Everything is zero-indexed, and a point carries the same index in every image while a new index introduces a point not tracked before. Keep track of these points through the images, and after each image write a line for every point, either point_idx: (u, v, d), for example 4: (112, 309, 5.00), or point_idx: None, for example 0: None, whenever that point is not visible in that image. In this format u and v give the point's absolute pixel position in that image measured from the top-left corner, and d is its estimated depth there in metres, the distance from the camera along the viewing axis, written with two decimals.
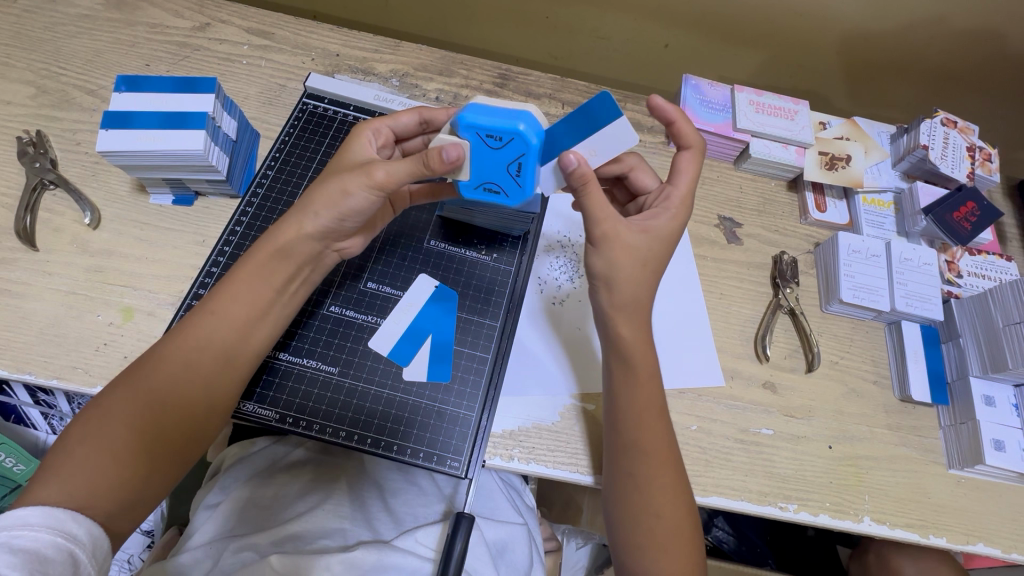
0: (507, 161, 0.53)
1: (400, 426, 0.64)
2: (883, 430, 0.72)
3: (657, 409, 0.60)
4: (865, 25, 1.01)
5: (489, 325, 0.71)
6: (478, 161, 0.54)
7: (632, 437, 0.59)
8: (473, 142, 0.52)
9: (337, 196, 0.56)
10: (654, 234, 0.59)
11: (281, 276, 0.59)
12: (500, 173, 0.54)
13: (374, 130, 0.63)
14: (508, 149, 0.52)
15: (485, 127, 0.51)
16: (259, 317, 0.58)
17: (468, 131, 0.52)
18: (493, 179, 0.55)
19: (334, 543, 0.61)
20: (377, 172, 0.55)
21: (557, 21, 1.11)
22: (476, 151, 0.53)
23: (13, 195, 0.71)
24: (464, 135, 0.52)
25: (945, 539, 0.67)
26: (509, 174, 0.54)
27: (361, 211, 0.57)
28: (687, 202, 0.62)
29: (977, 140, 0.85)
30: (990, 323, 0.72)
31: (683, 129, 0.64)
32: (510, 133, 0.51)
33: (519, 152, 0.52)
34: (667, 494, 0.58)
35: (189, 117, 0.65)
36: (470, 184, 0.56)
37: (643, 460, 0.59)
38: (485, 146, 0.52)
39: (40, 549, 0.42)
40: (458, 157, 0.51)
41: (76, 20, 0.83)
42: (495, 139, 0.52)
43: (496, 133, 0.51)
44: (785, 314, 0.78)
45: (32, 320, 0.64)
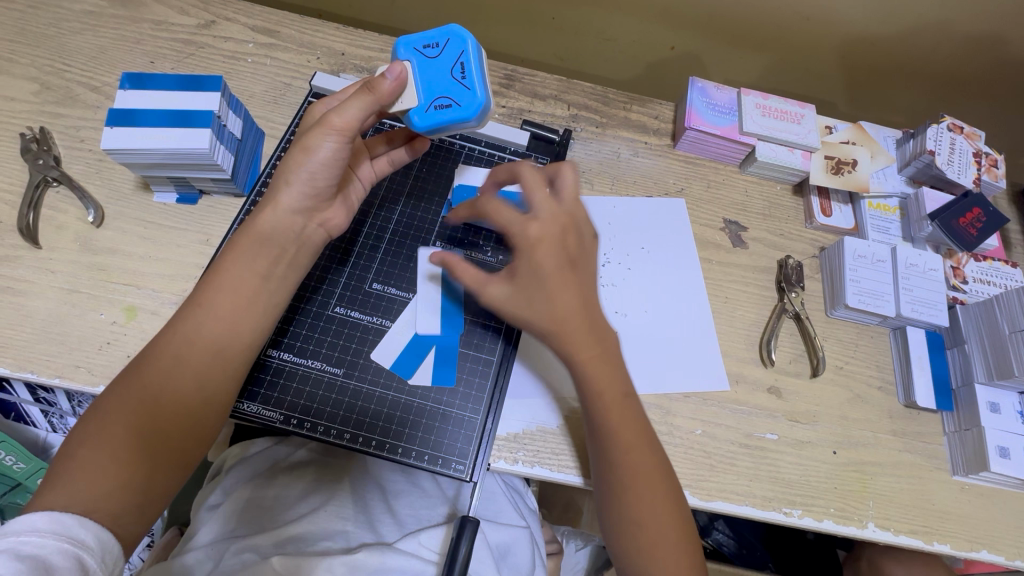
0: (449, 64, 0.58)
1: (405, 429, 0.63)
2: (887, 436, 0.72)
3: (637, 421, 0.59)
4: (871, 30, 1.01)
5: (494, 327, 0.70)
6: (423, 76, 0.58)
7: (615, 453, 0.58)
8: (415, 58, 0.58)
9: (301, 155, 0.56)
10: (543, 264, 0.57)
11: (263, 260, 0.58)
12: (445, 83, 0.58)
13: (327, 101, 0.63)
14: (446, 53, 0.58)
15: (419, 41, 0.59)
16: (247, 307, 0.58)
17: (406, 49, 0.59)
18: (443, 93, 0.58)
19: (337, 545, 0.60)
20: (332, 119, 0.55)
21: (562, 22, 1.11)
22: (420, 66, 0.58)
23: (16, 192, 0.71)
24: (405, 57, 0.59)
25: (948, 545, 0.67)
26: (453, 79, 0.58)
27: (327, 165, 0.57)
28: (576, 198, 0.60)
29: (983, 146, 0.85)
30: (996, 330, 0.72)
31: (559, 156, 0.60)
32: (445, 39, 0.59)
33: (456, 51, 0.58)
34: (660, 499, 0.58)
35: (194, 116, 0.65)
36: (421, 107, 0.58)
37: (631, 469, 0.58)
38: (424, 56, 0.58)
39: (45, 556, 0.42)
40: (400, 74, 0.56)
41: (80, 16, 0.82)
42: (432, 48, 0.58)
43: (433, 42, 0.59)
44: (790, 319, 0.78)
45: (34, 317, 0.64)
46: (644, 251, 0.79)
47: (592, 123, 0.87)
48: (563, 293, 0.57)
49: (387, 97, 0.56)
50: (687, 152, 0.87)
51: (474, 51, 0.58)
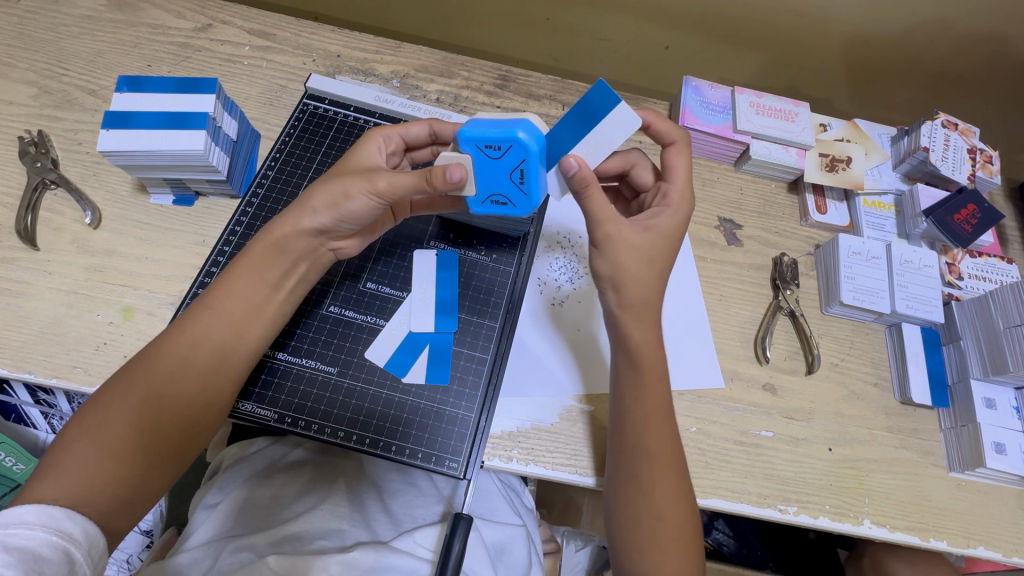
0: (509, 169, 0.54)
1: (398, 427, 0.64)
2: (883, 432, 0.72)
3: (662, 413, 0.60)
4: (866, 28, 1.01)
5: (488, 326, 0.71)
6: (481, 173, 0.55)
7: (637, 437, 0.59)
8: (474, 155, 0.53)
9: (336, 198, 0.57)
10: (658, 234, 0.59)
11: (275, 271, 0.59)
12: (503, 183, 0.55)
13: (385, 137, 0.63)
14: (508, 157, 0.53)
15: (482, 138, 0.52)
16: (255, 314, 0.59)
17: (468, 144, 0.53)
18: (500, 190, 0.56)
19: (332, 543, 0.61)
20: (378, 180, 0.55)
21: (557, 22, 1.12)
22: (478, 164, 0.54)
23: (14, 195, 0.71)
24: (465, 150, 0.53)
25: (944, 542, 0.67)
26: (511, 181, 0.55)
27: (360, 216, 0.58)
28: (687, 196, 0.62)
29: (978, 142, 0.85)
30: (991, 325, 0.72)
31: (664, 128, 0.64)
32: (509, 141, 0.52)
33: (519, 158, 0.53)
34: (668, 495, 0.58)
35: (189, 117, 0.65)
36: (476, 199, 0.57)
37: (647, 463, 0.58)
38: (486, 157, 0.53)
39: (35, 548, 0.42)
40: (462, 177, 0.51)
41: (78, 20, 0.83)
42: (494, 149, 0.53)
43: (495, 142, 0.52)
44: (785, 316, 0.78)
45: (31, 319, 0.65)
46: None
47: None
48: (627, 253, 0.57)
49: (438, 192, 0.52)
50: None
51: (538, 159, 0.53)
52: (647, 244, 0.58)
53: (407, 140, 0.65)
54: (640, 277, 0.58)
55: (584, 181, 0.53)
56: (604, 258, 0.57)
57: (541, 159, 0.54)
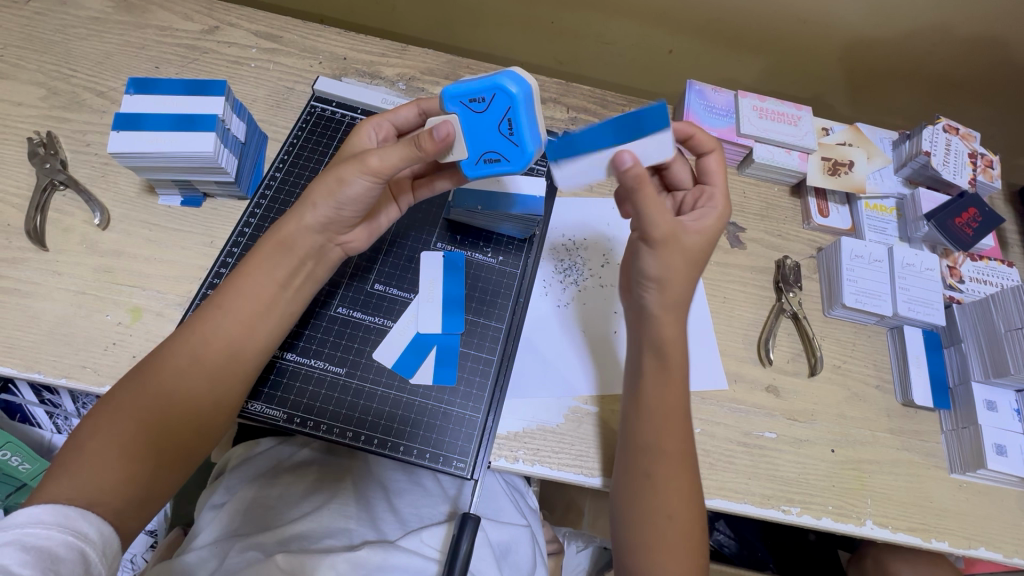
0: (497, 120, 0.54)
1: (406, 427, 0.64)
2: (885, 434, 0.73)
3: (672, 416, 0.61)
4: (868, 32, 1.02)
5: (495, 327, 0.71)
6: (470, 131, 0.55)
7: (650, 439, 0.60)
8: (461, 111, 0.55)
9: (334, 185, 0.57)
10: (707, 234, 0.60)
11: (283, 270, 0.60)
12: (493, 136, 0.55)
13: (375, 125, 0.63)
14: (494, 107, 0.53)
15: (465, 94, 0.53)
16: (264, 314, 0.59)
17: (452, 102, 0.54)
18: (492, 146, 0.56)
19: (339, 543, 0.61)
20: (369, 159, 0.55)
21: (561, 26, 1.12)
22: (466, 121, 0.55)
23: (23, 196, 0.72)
24: (450, 108, 0.55)
25: (945, 543, 0.68)
26: (501, 134, 0.55)
27: (358, 199, 0.57)
28: (726, 199, 0.63)
29: (979, 146, 0.86)
30: (992, 328, 0.72)
31: (700, 136, 0.65)
32: (492, 91, 0.52)
33: (504, 106, 0.53)
34: (672, 497, 0.58)
35: (199, 119, 0.66)
36: (470, 160, 0.57)
37: (657, 465, 0.59)
38: (472, 111, 0.54)
39: (51, 547, 0.43)
40: (449, 135, 0.52)
41: (86, 22, 0.84)
42: (478, 102, 0.53)
43: (478, 95, 0.53)
44: (788, 319, 0.78)
45: (40, 319, 0.65)
46: None
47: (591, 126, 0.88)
48: (678, 257, 0.58)
49: (428, 154, 0.53)
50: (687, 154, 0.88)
51: (523, 103, 0.53)
52: (701, 243, 0.60)
53: (398, 125, 0.65)
54: (683, 279, 0.59)
55: (639, 177, 0.53)
56: (656, 254, 0.58)
57: (527, 104, 0.53)
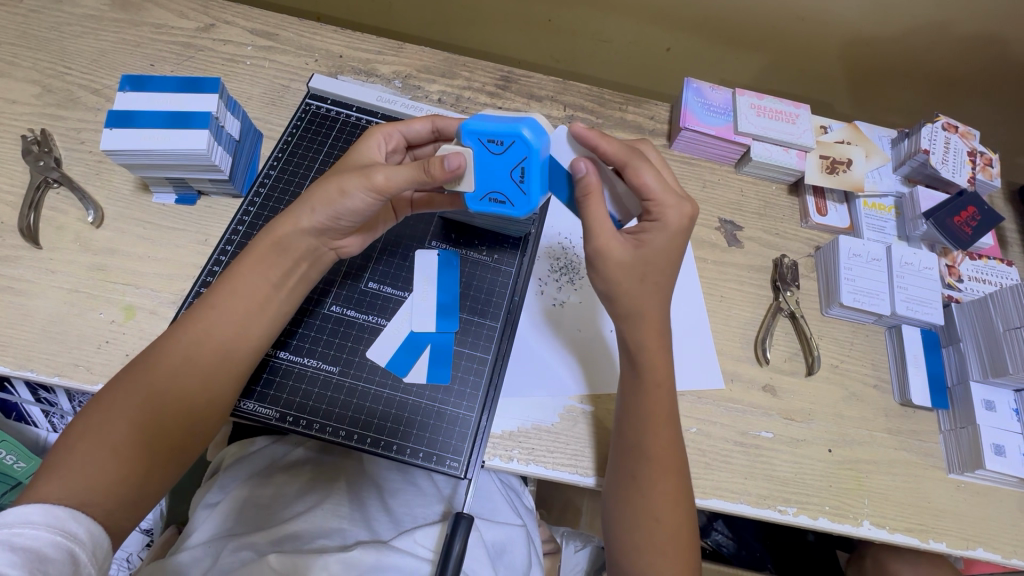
0: (510, 166, 0.54)
1: (400, 426, 0.64)
2: (883, 434, 0.72)
3: (667, 416, 0.60)
4: (867, 30, 1.02)
5: (489, 325, 0.71)
6: (481, 168, 0.56)
7: (643, 439, 0.59)
8: (477, 148, 0.54)
9: (334, 195, 0.57)
10: (649, 249, 0.57)
11: (278, 270, 0.60)
12: (503, 180, 0.56)
13: (385, 135, 0.63)
14: (509, 153, 0.53)
15: (484, 132, 0.53)
16: (258, 313, 0.59)
17: (470, 137, 0.54)
18: (499, 188, 0.56)
19: (333, 543, 0.61)
20: (375, 176, 0.54)
21: (559, 24, 1.12)
22: (480, 159, 0.55)
23: (18, 194, 0.71)
24: (467, 142, 0.54)
25: (943, 543, 0.67)
26: (512, 180, 0.55)
27: (356, 212, 0.57)
28: (672, 211, 0.56)
29: (978, 145, 0.85)
30: (991, 328, 0.72)
31: (610, 148, 0.55)
32: (511, 138, 0.52)
33: (521, 155, 0.53)
34: (667, 498, 0.58)
35: (193, 117, 0.65)
36: (475, 195, 0.58)
37: (651, 466, 0.58)
38: (488, 152, 0.54)
39: (39, 548, 0.42)
40: (460, 165, 0.52)
41: (81, 20, 0.83)
42: (496, 144, 0.53)
43: (497, 138, 0.53)
44: (785, 318, 0.78)
45: (33, 317, 0.65)
46: None
47: (588, 124, 0.88)
48: (616, 271, 0.57)
49: (437, 182, 0.53)
50: (684, 152, 0.87)
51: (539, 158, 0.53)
52: (646, 254, 0.57)
53: (409, 136, 0.64)
54: (634, 292, 0.58)
55: (587, 189, 0.55)
56: (603, 271, 0.57)
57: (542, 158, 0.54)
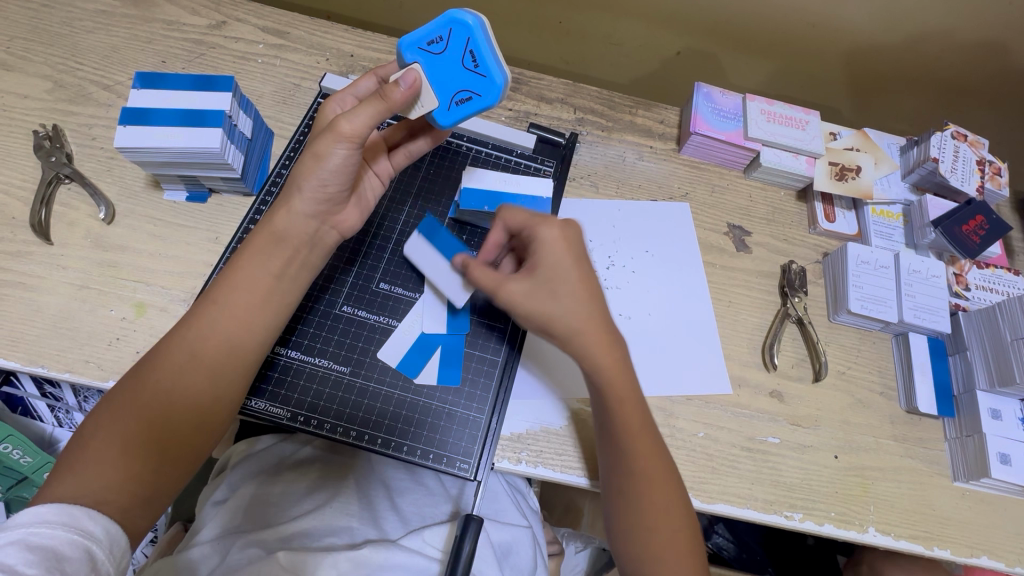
0: (460, 54, 0.57)
1: (410, 427, 0.64)
2: (889, 441, 0.73)
3: (645, 420, 0.60)
4: (876, 36, 1.02)
5: (500, 328, 0.71)
6: (437, 74, 0.58)
7: (626, 445, 0.59)
8: (421, 59, 0.57)
9: (312, 162, 0.56)
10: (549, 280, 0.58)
11: (279, 261, 0.59)
12: (460, 74, 0.57)
13: (338, 100, 0.63)
14: (453, 42, 0.57)
15: (422, 38, 0.56)
16: (266, 307, 0.59)
17: (411, 51, 0.57)
18: (461, 85, 0.58)
19: (341, 541, 0.61)
20: (340, 125, 0.54)
21: (568, 26, 1.12)
22: (430, 66, 0.57)
23: (29, 189, 0.71)
24: (411, 58, 0.57)
25: (949, 551, 0.68)
26: (467, 69, 0.57)
27: (340, 170, 0.57)
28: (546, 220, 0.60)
29: (987, 154, 0.85)
30: (998, 338, 0.72)
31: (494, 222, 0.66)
32: (447, 28, 0.56)
33: (464, 39, 0.56)
34: (661, 504, 0.58)
35: (207, 115, 0.65)
36: (445, 106, 0.59)
37: (640, 472, 0.58)
38: (434, 53, 0.57)
39: (56, 546, 0.42)
40: (414, 80, 0.55)
41: (93, 15, 0.83)
42: (436, 43, 0.57)
43: (434, 37, 0.56)
44: (792, 323, 0.78)
45: (44, 313, 0.65)
46: (648, 255, 0.80)
47: (598, 127, 0.88)
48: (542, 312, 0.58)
49: (397, 106, 0.54)
50: (693, 156, 0.88)
51: (480, 32, 0.56)
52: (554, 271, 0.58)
53: (362, 97, 0.63)
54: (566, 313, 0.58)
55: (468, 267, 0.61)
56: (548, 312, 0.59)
57: (485, 36, 0.57)
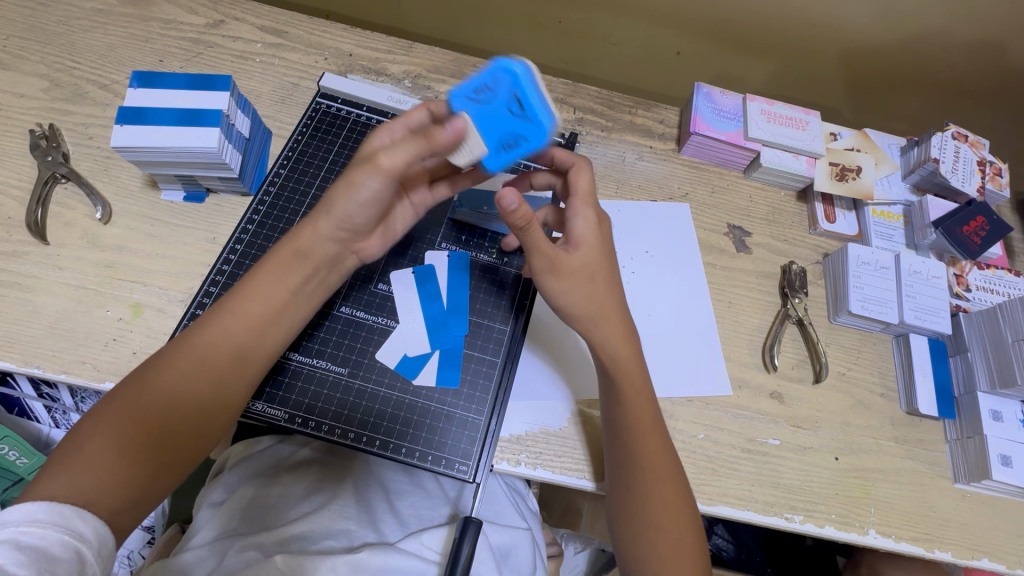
0: (506, 101, 0.50)
1: (408, 429, 0.64)
2: (889, 442, 0.72)
3: (652, 422, 0.60)
4: (877, 36, 1.01)
5: (499, 329, 0.70)
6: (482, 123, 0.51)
7: (632, 446, 0.59)
8: (468, 109, 0.51)
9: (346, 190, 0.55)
10: (587, 246, 0.57)
11: (296, 275, 0.58)
12: (509, 122, 0.51)
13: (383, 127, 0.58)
14: (499, 89, 0.50)
15: (467, 87, 0.50)
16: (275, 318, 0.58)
17: (457, 101, 0.51)
18: (510, 131, 0.51)
19: (339, 544, 0.61)
20: (380, 161, 0.51)
21: (567, 26, 1.12)
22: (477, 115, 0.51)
23: (25, 189, 0.71)
24: (457, 107, 0.51)
25: (949, 553, 0.67)
26: (515, 115, 0.50)
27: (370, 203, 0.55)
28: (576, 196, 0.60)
29: (988, 154, 0.85)
30: (1000, 339, 0.72)
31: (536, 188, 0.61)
32: (491, 74, 0.49)
33: (510, 86, 0.49)
34: (666, 505, 0.58)
35: (204, 115, 0.65)
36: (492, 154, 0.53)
37: (643, 474, 0.58)
38: (480, 104, 0.50)
39: (46, 547, 0.42)
40: (458, 125, 0.50)
41: (90, 14, 0.83)
42: (482, 92, 0.50)
43: (480, 86, 0.50)
44: (792, 324, 0.78)
45: (40, 313, 0.64)
46: (649, 256, 0.79)
47: (598, 127, 0.88)
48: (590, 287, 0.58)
49: (440, 149, 0.50)
50: (693, 157, 0.87)
51: (528, 77, 0.49)
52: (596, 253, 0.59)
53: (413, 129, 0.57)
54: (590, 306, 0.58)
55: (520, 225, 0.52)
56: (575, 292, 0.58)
57: (533, 77, 0.49)
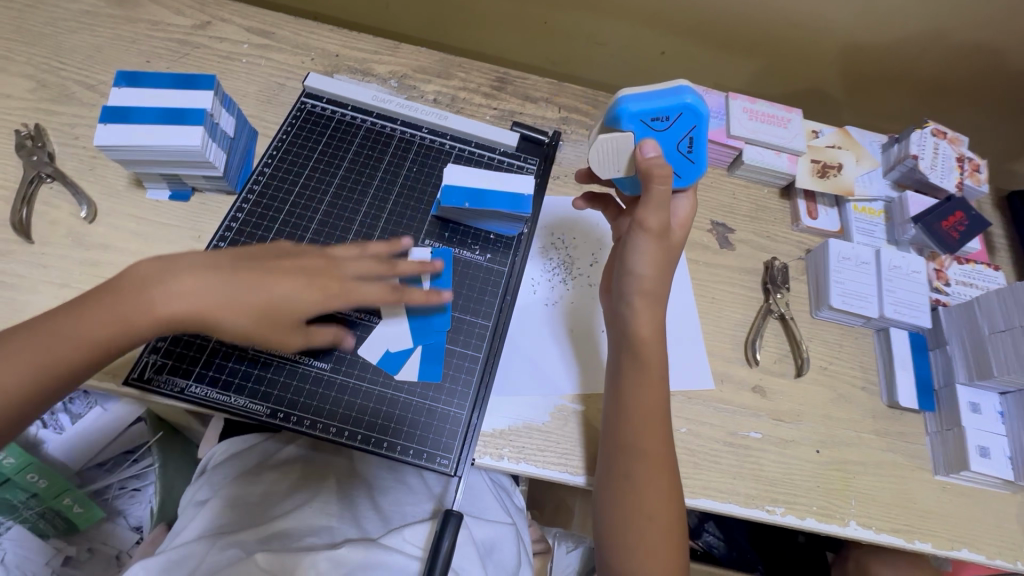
0: (680, 135, 0.60)
1: (390, 424, 0.64)
2: (870, 435, 0.73)
3: (659, 415, 0.61)
4: (859, 36, 1.03)
5: (481, 325, 0.71)
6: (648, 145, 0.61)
7: (630, 437, 0.60)
8: (637, 129, 0.59)
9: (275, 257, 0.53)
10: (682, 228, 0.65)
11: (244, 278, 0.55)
12: (673, 149, 0.61)
13: None
14: (679, 124, 0.59)
15: (647, 113, 0.58)
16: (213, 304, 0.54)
17: (631, 121, 0.59)
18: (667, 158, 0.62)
19: (321, 540, 0.60)
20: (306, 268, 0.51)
21: (553, 27, 1.13)
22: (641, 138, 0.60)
23: (10, 188, 0.71)
24: (626, 126, 0.60)
25: (929, 544, 0.68)
26: (680, 151, 0.61)
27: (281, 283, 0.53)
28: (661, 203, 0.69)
29: (966, 150, 0.86)
30: (978, 332, 0.72)
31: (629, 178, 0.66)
32: (677, 110, 0.58)
33: (691, 124, 0.59)
34: (661, 497, 0.59)
35: (188, 114, 0.66)
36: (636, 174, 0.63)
37: (643, 465, 0.59)
38: (653, 129, 0.59)
39: None
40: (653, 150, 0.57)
41: (77, 15, 0.83)
42: (660, 120, 0.59)
43: (666, 113, 0.58)
44: (775, 320, 0.79)
45: (24, 312, 0.65)
46: None
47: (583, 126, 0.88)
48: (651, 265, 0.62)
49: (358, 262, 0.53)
50: None
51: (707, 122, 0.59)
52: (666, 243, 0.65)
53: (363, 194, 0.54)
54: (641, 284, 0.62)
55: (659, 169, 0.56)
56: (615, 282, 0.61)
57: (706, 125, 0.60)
